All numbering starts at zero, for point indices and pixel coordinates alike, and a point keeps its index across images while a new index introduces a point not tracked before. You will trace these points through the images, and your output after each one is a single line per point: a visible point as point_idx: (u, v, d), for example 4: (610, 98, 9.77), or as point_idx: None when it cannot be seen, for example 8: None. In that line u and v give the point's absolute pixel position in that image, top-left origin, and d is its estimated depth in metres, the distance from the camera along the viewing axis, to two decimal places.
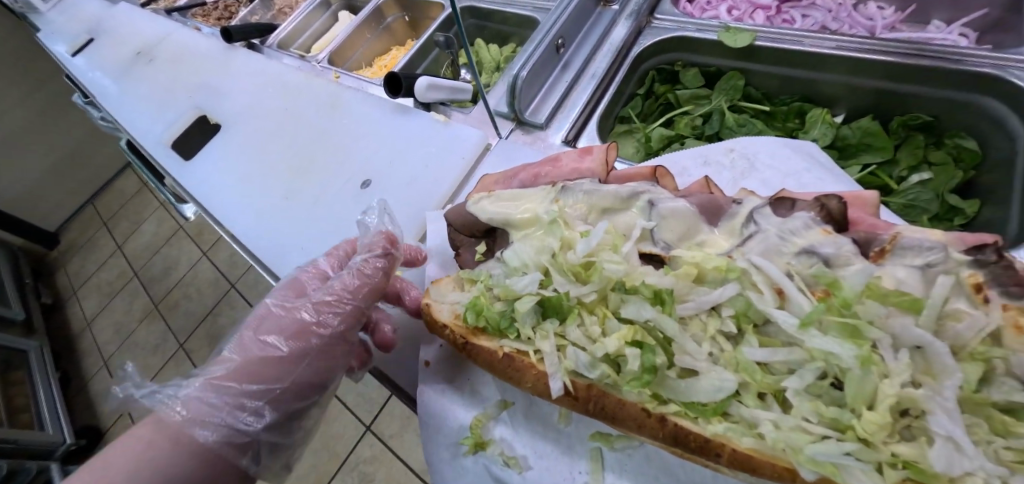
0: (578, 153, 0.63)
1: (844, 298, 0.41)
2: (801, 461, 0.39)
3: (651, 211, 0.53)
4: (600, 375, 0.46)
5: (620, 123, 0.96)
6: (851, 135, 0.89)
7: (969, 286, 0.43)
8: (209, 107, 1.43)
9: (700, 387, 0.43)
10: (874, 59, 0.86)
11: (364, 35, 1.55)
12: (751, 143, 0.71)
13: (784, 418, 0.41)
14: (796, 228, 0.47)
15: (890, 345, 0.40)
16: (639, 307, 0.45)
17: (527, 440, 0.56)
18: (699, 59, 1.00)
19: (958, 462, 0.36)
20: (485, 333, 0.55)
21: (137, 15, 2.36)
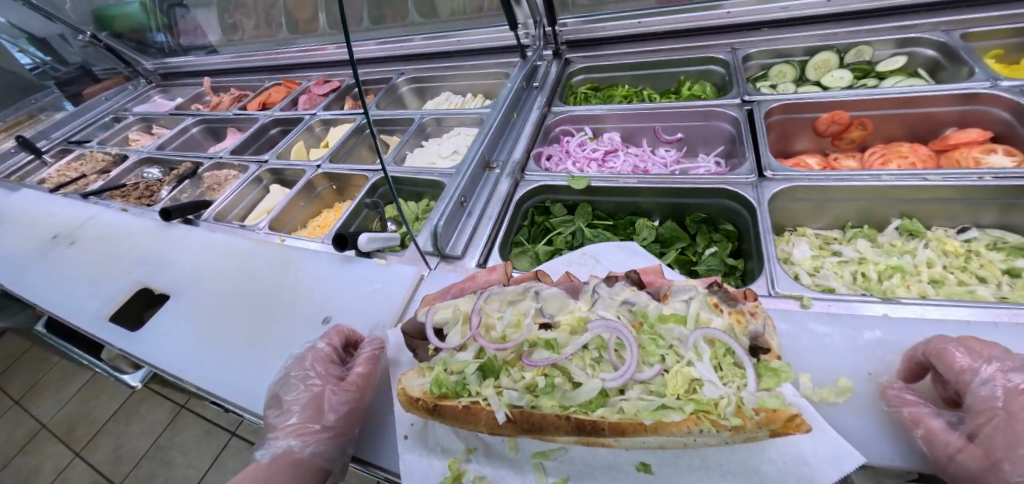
0: (487, 270, 0.94)
1: (650, 320, 0.79)
2: (646, 414, 0.71)
3: (539, 296, 0.83)
4: (526, 402, 0.73)
5: (515, 246, 1.33)
6: (665, 232, 1.34)
7: (710, 303, 0.81)
8: (152, 278, 1.57)
9: (586, 391, 0.73)
10: (663, 185, 1.36)
11: (299, 202, 1.86)
12: (594, 247, 1.10)
13: (632, 394, 0.73)
14: (618, 290, 0.85)
15: (678, 342, 0.77)
16: (542, 353, 0.76)
17: (491, 469, 0.76)
18: (560, 196, 1.45)
19: (715, 392, 0.72)
20: (448, 398, 0.76)
21: (47, 200, 2.44)
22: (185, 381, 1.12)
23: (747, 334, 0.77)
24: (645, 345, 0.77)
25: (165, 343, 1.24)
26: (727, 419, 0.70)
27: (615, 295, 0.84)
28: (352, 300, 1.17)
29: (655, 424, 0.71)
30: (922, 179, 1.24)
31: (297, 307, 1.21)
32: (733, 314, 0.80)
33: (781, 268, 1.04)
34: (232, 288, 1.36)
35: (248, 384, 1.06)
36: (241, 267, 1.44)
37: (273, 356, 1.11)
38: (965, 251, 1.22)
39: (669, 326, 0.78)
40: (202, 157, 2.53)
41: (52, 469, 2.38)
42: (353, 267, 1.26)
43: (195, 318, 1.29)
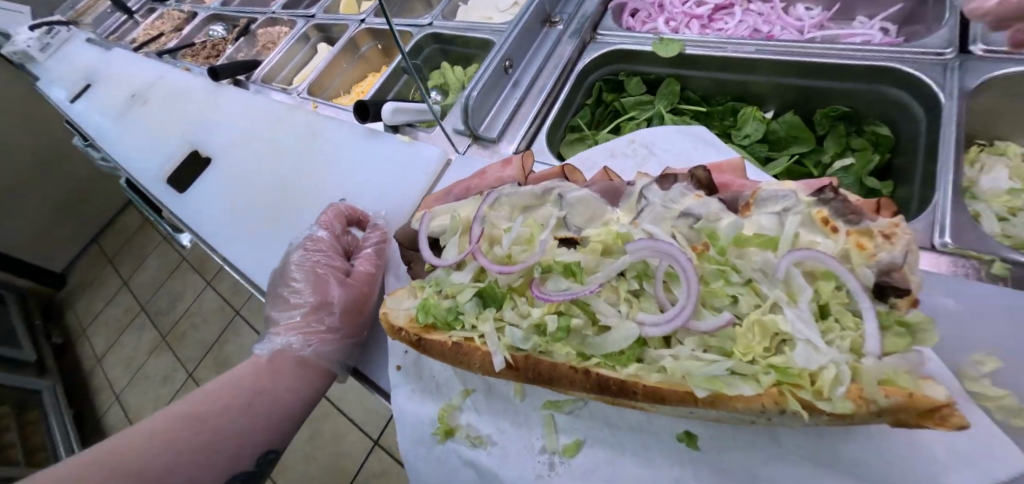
0: (501, 165, 0.72)
1: (721, 245, 0.48)
2: (697, 382, 0.44)
3: (562, 201, 0.60)
4: (531, 345, 0.52)
5: (572, 132, 1.04)
6: (779, 129, 0.96)
7: (817, 220, 0.49)
8: (201, 142, 1.54)
9: (613, 339, 0.49)
10: (791, 57, 0.94)
11: (341, 65, 1.66)
12: (649, 133, 0.78)
13: (681, 351, 0.47)
14: (675, 197, 0.55)
15: (761, 277, 0.47)
16: (556, 280, 0.53)
17: (490, 421, 0.60)
18: (640, 68, 1.09)
19: (816, 359, 0.42)
20: (437, 329, 0.60)
21: (131, 58, 2.50)
22: (216, 252, 1.10)
23: (872, 265, 0.45)
24: (710, 280, 0.48)
25: (201, 209, 1.21)
26: (830, 401, 0.40)
27: (669, 204, 0.55)
28: (372, 183, 1.02)
29: (715, 399, 0.45)
30: None
31: (319, 186, 1.10)
32: (856, 236, 0.47)
33: (960, 197, 0.68)
34: (264, 158, 1.27)
35: (265, 264, 1.00)
36: (273, 135, 1.33)
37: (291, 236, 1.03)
38: None
39: (750, 252, 0.48)
40: (259, 13, 2.37)
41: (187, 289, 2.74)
42: (378, 143, 1.08)
43: (229, 187, 1.24)
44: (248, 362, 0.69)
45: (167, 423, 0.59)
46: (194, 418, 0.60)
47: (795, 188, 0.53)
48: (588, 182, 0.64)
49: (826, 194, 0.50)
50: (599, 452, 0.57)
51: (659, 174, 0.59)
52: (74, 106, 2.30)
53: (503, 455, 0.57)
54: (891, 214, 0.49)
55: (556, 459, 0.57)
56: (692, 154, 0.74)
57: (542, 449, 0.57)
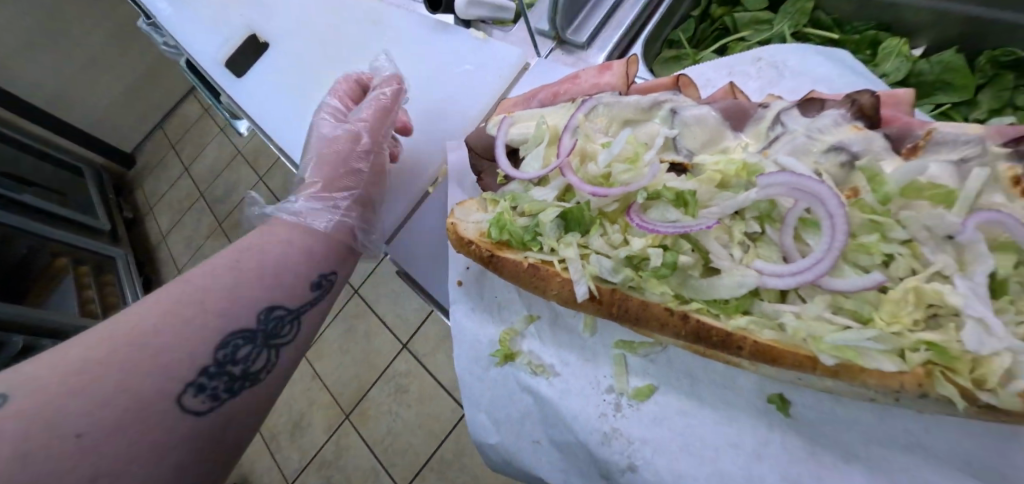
0: (597, 70, 0.61)
1: (885, 193, 0.38)
2: (823, 349, 0.38)
3: (673, 120, 0.51)
4: (622, 278, 0.45)
5: (668, 47, 0.87)
6: (928, 70, 0.71)
7: (1005, 179, 0.39)
8: (261, 27, 1.47)
9: (721, 286, 0.42)
10: None
11: None
12: (782, 48, 0.62)
13: (807, 308, 0.39)
14: (824, 126, 0.45)
15: (927, 239, 0.37)
16: (663, 210, 0.44)
17: (554, 350, 0.56)
18: None
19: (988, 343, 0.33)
20: (510, 248, 0.55)
21: None
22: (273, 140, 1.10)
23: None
24: (857, 233, 0.39)
25: (262, 96, 1.19)
26: (994, 394, 0.33)
27: (813, 137, 0.45)
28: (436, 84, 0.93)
29: (841, 369, 0.39)
30: None
31: None
32: None
33: None
34: (328, 48, 1.22)
35: None
36: (332, 24, 1.24)
37: None
38: None
39: (916, 206, 0.39)
40: None
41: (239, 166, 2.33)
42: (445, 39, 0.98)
43: (289, 77, 1.21)
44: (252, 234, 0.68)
45: (166, 292, 0.55)
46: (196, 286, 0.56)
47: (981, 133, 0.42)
48: (707, 99, 0.54)
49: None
50: (673, 403, 0.49)
51: (802, 97, 0.48)
52: None
53: (568, 389, 0.54)
54: None
55: (625, 402, 0.50)
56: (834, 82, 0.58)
57: (608, 389, 0.52)
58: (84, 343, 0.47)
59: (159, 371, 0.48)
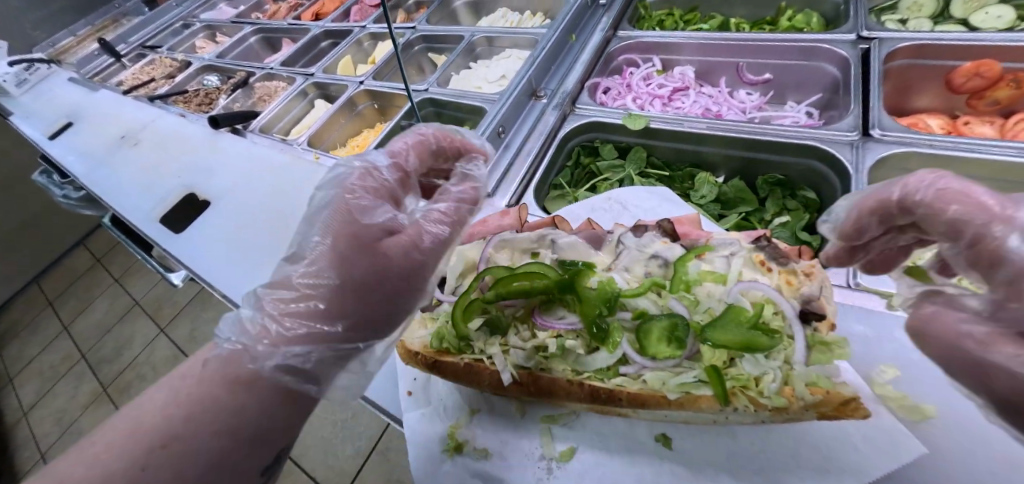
0: (499, 215, 0.89)
1: (692, 283, 0.73)
2: (671, 387, 0.67)
3: (555, 246, 0.79)
4: (532, 362, 0.73)
5: (554, 188, 1.23)
6: (728, 191, 1.15)
7: (756, 261, 0.75)
8: (197, 185, 1.60)
9: (599, 359, 0.71)
10: (734, 135, 1.14)
11: (339, 119, 1.82)
12: (622, 192, 1.04)
13: (654, 366, 0.69)
14: (648, 242, 0.79)
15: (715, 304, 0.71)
16: (561, 311, 0.74)
17: (491, 436, 0.77)
18: (614, 137, 1.29)
19: (762, 365, 0.66)
20: (450, 354, 0.78)
21: (119, 102, 2.55)
22: (215, 287, 1.19)
23: (798, 296, 0.70)
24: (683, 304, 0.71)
25: (204, 247, 1.31)
26: (771, 398, 0.64)
27: (641, 243, 0.79)
28: None
29: (684, 399, 0.68)
30: None
31: None
32: (784, 273, 0.74)
33: None
34: (268, 200, 1.38)
35: None
36: (275, 183, 1.44)
37: None
38: None
39: (705, 286, 0.73)
40: (256, 66, 2.45)
41: (140, 341, 2.95)
42: None
43: (230, 228, 1.34)
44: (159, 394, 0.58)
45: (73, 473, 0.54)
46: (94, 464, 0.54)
47: (739, 238, 0.79)
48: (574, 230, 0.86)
49: (761, 243, 0.77)
50: (592, 457, 0.73)
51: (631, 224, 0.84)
52: (54, 145, 2.33)
53: (506, 461, 0.74)
54: (810, 258, 0.76)
55: (553, 463, 0.73)
56: (653, 213, 0.99)
57: (541, 457, 0.74)
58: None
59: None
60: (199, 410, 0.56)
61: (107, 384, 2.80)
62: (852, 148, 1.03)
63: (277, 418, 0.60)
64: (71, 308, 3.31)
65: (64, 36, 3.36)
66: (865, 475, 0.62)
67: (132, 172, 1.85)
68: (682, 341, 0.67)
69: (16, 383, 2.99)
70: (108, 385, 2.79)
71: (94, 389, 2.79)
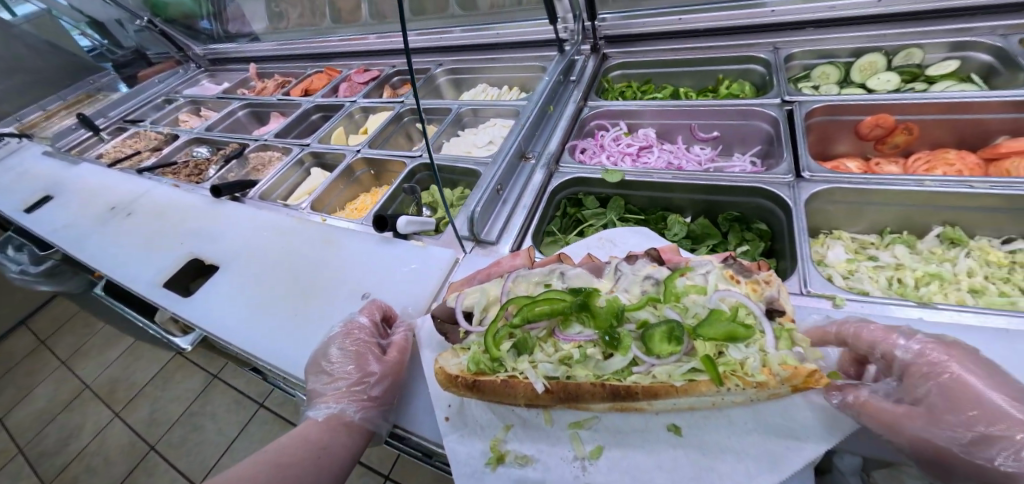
0: (511, 257, 1.08)
1: (678, 296, 0.94)
2: (675, 377, 0.86)
3: (563, 278, 1.00)
4: (560, 372, 0.91)
5: (547, 236, 1.40)
6: (697, 229, 1.34)
7: (725, 275, 0.95)
8: (202, 250, 1.68)
9: (613, 363, 0.90)
10: (697, 182, 1.35)
11: (338, 186, 1.96)
12: (611, 232, 1.20)
13: (659, 362, 0.88)
14: (640, 268, 1.00)
15: (698, 309, 0.91)
16: (577, 328, 0.95)
17: (528, 445, 0.91)
18: (593, 189, 1.49)
19: (741, 354, 0.86)
20: (487, 373, 0.94)
21: (104, 174, 2.61)
22: (232, 343, 1.24)
23: (763, 299, 0.91)
24: (674, 312, 0.91)
25: (218, 307, 1.36)
26: (755, 376, 0.83)
27: (630, 269, 1.00)
28: (390, 280, 1.25)
29: (689, 385, 0.85)
30: (966, 186, 1.13)
31: (337, 284, 1.30)
32: (751, 283, 0.93)
33: (815, 268, 1.02)
34: (279, 260, 1.47)
35: (287, 351, 1.17)
36: (284, 245, 1.54)
37: (310, 326, 1.22)
38: (1008, 262, 1.10)
39: (692, 297, 0.93)
40: (248, 138, 2.59)
41: (90, 429, 2.78)
42: (391, 247, 1.36)
43: (242, 288, 1.41)
44: (321, 424, 0.91)
45: (256, 466, 0.82)
46: (268, 462, 0.83)
47: (712, 258, 0.99)
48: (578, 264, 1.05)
49: (729, 263, 0.97)
50: (616, 453, 0.87)
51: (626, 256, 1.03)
52: (33, 218, 2.33)
53: (543, 465, 0.87)
54: (767, 268, 0.95)
55: (585, 461, 0.87)
56: (639, 246, 1.16)
57: (574, 458, 0.88)
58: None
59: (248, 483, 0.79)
60: (309, 433, 0.89)
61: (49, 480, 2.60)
62: (795, 187, 1.24)
63: (343, 445, 0.90)
64: (9, 395, 3.12)
65: (32, 110, 3.49)
66: (833, 437, 0.78)
67: (107, 248, 1.91)
68: (679, 339, 0.87)
69: None
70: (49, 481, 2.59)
71: None
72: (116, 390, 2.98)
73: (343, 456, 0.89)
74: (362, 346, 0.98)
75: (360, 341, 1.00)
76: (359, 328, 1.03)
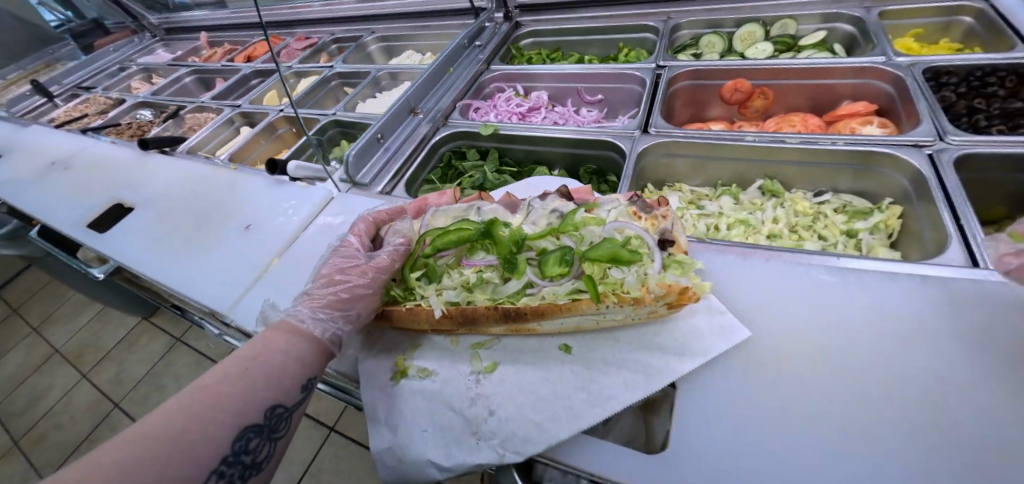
0: (438, 195, 1.25)
1: (577, 227, 1.03)
2: (558, 298, 0.98)
3: (480, 212, 1.15)
4: (462, 297, 1.04)
5: (427, 183, 1.58)
6: (557, 179, 1.51)
7: (626, 212, 1.06)
8: (124, 196, 1.83)
9: (507, 289, 1.03)
10: (559, 135, 1.51)
11: (259, 142, 2.06)
12: (535, 181, 1.39)
13: (554, 288, 1.00)
14: (550, 204, 1.11)
15: (590, 239, 1.03)
16: (484, 255, 1.09)
17: (434, 362, 1.02)
18: (476, 142, 1.65)
19: (623, 275, 0.96)
20: (402, 303, 1.08)
21: (52, 134, 2.69)
22: (138, 268, 1.42)
23: (658, 231, 1.01)
24: (574, 242, 1.02)
25: (130, 242, 1.55)
26: (631, 291, 0.92)
27: (543, 205, 1.11)
28: (274, 213, 1.44)
29: (571, 303, 0.96)
30: (781, 141, 1.26)
31: (233, 219, 1.49)
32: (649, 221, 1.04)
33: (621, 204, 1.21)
34: (188, 202, 1.64)
35: (181, 275, 1.35)
36: (195, 191, 1.68)
37: (204, 253, 1.40)
38: (813, 213, 1.24)
39: (591, 229, 1.03)
40: (188, 101, 2.65)
41: (59, 390, 2.92)
42: (284, 188, 1.54)
43: (155, 226, 1.59)
44: (277, 335, 0.94)
45: (223, 381, 0.84)
46: (236, 376, 0.85)
47: (620, 199, 1.11)
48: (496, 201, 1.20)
49: (631, 200, 1.09)
50: (509, 371, 0.97)
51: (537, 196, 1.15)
52: None
53: (444, 378, 0.99)
54: (665, 207, 1.07)
55: (480, 375, 0.98)
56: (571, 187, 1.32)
57: (471, 372, 0.98)
58: (197, 411, 0.80)
59: (223, 409, 0.82)
60: (272, 347, 0.92)
61: (20, 437, 2.73)
62: (638, 139, 1.36)
63: (305, 350, 0.95)
64: None
65: None
66: (706, 353, 0.86)
67: (39, 197, 2.01)
68: (568, 262, 0.98)
69: None
70: (20, 438, 2.73)
71: (6, 442, 2.72)
72: (86, 354, 3.12)
73: (310, 360, 0.95)
74: (347, 266, 1.06)
75: (345, 258, 1.08)
76: (351, 245, 1.12)
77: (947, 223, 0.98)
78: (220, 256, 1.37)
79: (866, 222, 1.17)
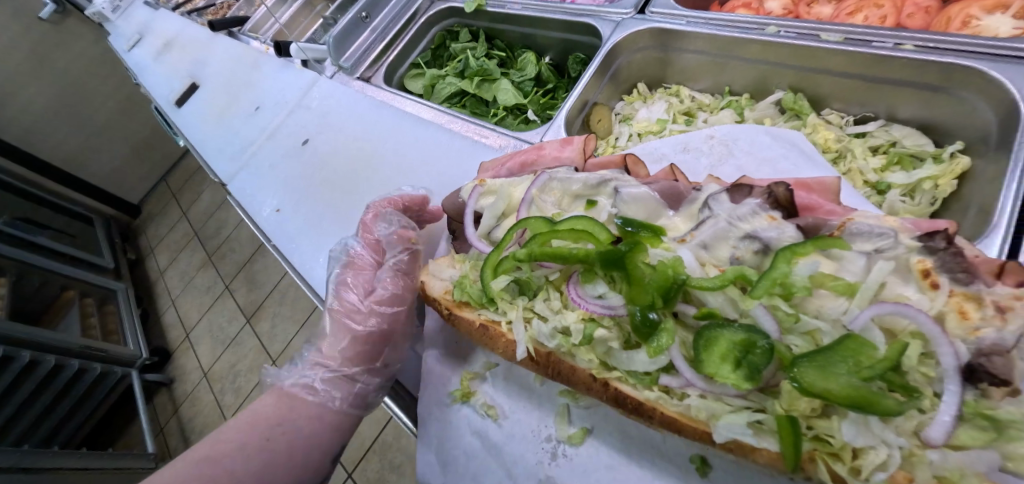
0: (561, 143, 0.77)
1: (791, 290, 0.47)
2: (715, 426, 0.47)
3: (617, 197, 0.63)
4: (556, 344, 0.57)
5: (416, 67, 1.52)
6: (540, 70, 1.32)
7: (917, 271, 0.47)
8: (196, 74, 2.12)
9: (639, 360, 0.52)
10: (544, 15, 1.28)
11: (302, 20, 2.13)
12: (731, 130, 0.79)
13: (709, 391, 0.48)
14: (744, 214, 0.55)
15: (826, 328, 0.46)
16: (597, 284, 0.56)
17: (503, 394, 0.69)
18: (469, 21, 1.49)
19: (867, 434, 0.41)
20: (468, 307, 0.69)
21: None
22: (192, 142, 1.74)
23: (970, 337, 0.43)
24: (784, 329, 0.47)
25: (191, 117, 1.87)
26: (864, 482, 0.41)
27: (731, 224, 0.55)
28: (277, 94, 1.61)
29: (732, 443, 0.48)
30: (816, 37, 0.87)
31: (251, 99, 1.69)
32: (962, 298, 0.45)
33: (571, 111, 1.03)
34: (229, 83, 1.88)
35: (212, 148, 1.62)
36: (239, 74, 1.88)
37: (227, 130, 1.65)
38: (836, 148, 0.90)
39: (818, 298, 0.48)
40: None
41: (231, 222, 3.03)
42: (291, 70, 1.65)
43: (207, 104, 1.87)
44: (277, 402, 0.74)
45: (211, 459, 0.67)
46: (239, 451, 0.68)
47: (898, 228, 0.52)
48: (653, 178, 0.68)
49: (937, 243, 0.48)
50: (602, 451, 0.60)
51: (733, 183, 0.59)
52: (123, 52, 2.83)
53: (512, 427, 0.66)
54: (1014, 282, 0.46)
55: (562, 446, 0.62)
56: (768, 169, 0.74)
57: (551, 437, 0.64)
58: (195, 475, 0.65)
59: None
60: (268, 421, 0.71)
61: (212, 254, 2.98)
62: (620, 22, 1.09)
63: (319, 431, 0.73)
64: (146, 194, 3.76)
65: None
66: None
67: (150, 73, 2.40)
68: (755, 370, 0.45)
69: (156, 252, 3.23)
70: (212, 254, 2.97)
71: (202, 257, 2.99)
72: None
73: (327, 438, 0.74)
74: (367, 293, 0.81)
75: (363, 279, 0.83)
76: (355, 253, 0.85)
77: (1000, 198, 0.62)
78: (235, 134, 1.60)
79: (904, 175, 0.83)
